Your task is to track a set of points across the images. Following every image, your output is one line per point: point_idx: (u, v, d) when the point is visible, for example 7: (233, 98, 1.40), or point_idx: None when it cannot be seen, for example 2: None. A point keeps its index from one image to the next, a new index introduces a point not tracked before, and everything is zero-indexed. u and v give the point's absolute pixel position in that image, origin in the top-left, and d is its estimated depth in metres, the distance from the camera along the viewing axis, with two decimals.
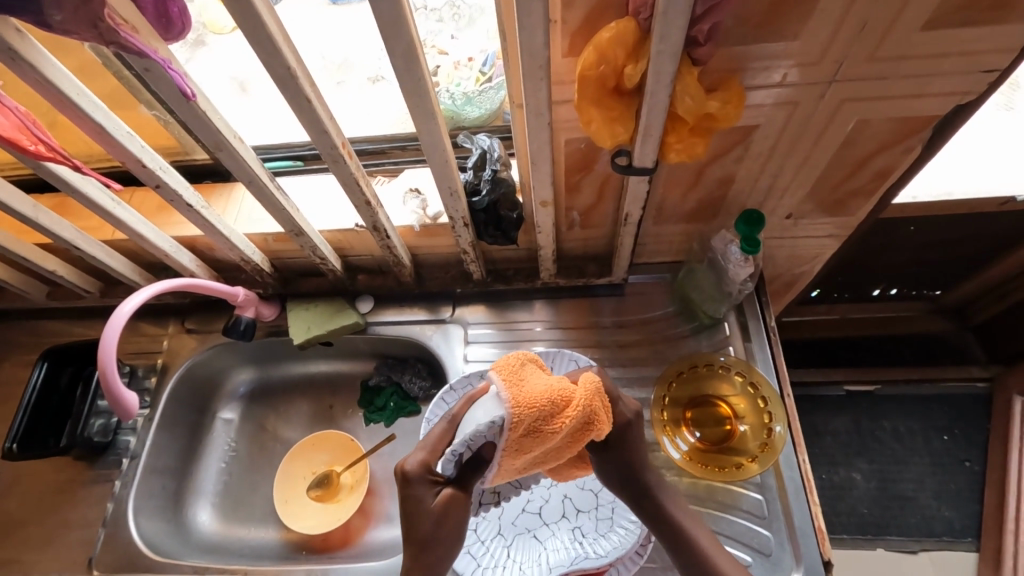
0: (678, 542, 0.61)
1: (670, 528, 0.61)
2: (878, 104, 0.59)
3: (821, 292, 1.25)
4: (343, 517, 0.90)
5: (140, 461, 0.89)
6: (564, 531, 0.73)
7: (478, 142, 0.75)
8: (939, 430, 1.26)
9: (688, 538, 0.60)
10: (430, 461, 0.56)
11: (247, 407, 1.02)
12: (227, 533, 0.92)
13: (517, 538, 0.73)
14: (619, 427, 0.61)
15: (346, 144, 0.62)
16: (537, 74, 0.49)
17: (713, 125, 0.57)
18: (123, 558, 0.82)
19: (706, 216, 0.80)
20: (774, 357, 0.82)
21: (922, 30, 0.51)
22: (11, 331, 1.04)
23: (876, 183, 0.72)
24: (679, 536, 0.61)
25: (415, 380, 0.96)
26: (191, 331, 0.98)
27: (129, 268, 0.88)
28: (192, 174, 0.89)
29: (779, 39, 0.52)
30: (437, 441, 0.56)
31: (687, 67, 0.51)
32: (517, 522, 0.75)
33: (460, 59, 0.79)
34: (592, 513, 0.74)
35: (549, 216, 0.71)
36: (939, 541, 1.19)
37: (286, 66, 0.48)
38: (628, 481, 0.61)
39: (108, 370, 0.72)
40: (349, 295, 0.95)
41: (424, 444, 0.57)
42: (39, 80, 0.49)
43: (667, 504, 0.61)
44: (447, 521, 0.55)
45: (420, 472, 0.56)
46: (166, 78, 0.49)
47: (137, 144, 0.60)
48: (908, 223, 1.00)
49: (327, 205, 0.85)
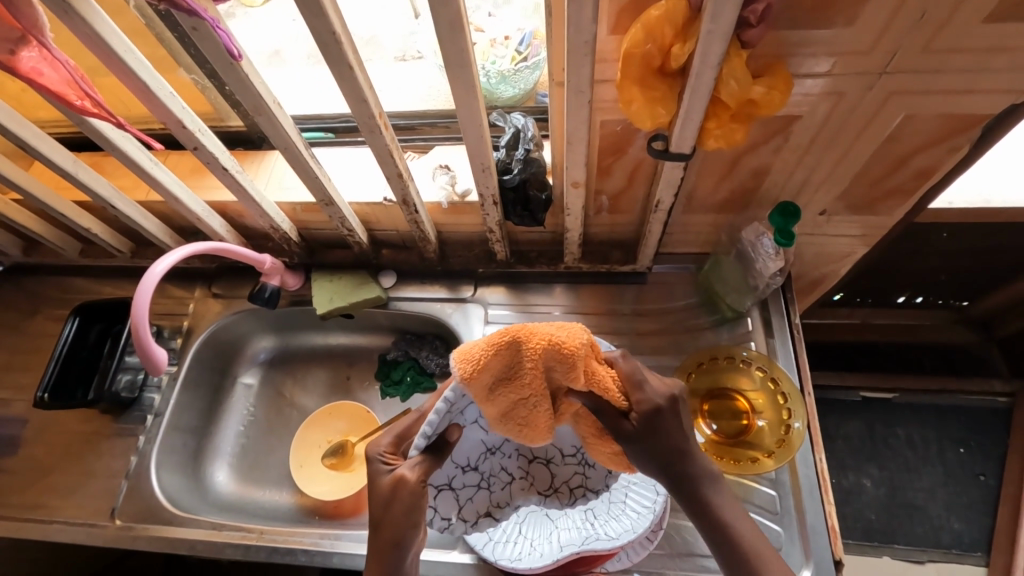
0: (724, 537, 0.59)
1: (710, 520, 0.59)
2: (928, 98, 0.58)
3: (844, 296, 1.24)
4: (358, 485, 0.93)
5: (163, 418, 0.91)
6: (584, 479, 0.75)
7: (512, 121, 0.75)
8: (955, 442, 1.24)
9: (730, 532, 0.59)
10: (395, 446, 0.64)
11: (267, 373, 1.05)
12: (243, 493, 0.95)
13: (536, 496, 0.75)
14: (669, 417, 0.59)
15: (383, 115, 0.62)
16: (582, 51, 0.48)
17: (756, 111, 0.56)
18: (144, 510, 0.84)
19: (738, 208, 0.79)
20: (796, 353, 0.82)
21: (982, 23, 0.49)
22: (44, 284, 1.07)
23: (916, 183, 0.71)
24: (719, 529, 0.59)
25: (432, 357, 0.97)
26: (217, 296, 1.00)
27: (160, 229, 0.89)
28: (227, 140, 0.90)
29: (831, 26, 0.51)
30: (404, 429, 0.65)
31: (735, 49, 0.50)
32: (523, 484, 0.74)
33: (496, 37, 0.77)
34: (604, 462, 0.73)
35: (578, 198, 0.71)
36: (947, 553, 1.18)
37: (332, 31, 0.49)
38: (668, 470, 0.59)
39: (140, 327, 0.74)
40: (372, 268, 0.96)
41: (391, 431, 0.64)
42: (90, 35, 0.49)
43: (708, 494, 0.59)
44: (395, 501, 0.59)
45: (378, 452, 0.63)
46: (213, 37, 0.49)
47: (179, 104, 0.61)
48: (942, 228, 0.98)
49: (358, 178, 0.85)
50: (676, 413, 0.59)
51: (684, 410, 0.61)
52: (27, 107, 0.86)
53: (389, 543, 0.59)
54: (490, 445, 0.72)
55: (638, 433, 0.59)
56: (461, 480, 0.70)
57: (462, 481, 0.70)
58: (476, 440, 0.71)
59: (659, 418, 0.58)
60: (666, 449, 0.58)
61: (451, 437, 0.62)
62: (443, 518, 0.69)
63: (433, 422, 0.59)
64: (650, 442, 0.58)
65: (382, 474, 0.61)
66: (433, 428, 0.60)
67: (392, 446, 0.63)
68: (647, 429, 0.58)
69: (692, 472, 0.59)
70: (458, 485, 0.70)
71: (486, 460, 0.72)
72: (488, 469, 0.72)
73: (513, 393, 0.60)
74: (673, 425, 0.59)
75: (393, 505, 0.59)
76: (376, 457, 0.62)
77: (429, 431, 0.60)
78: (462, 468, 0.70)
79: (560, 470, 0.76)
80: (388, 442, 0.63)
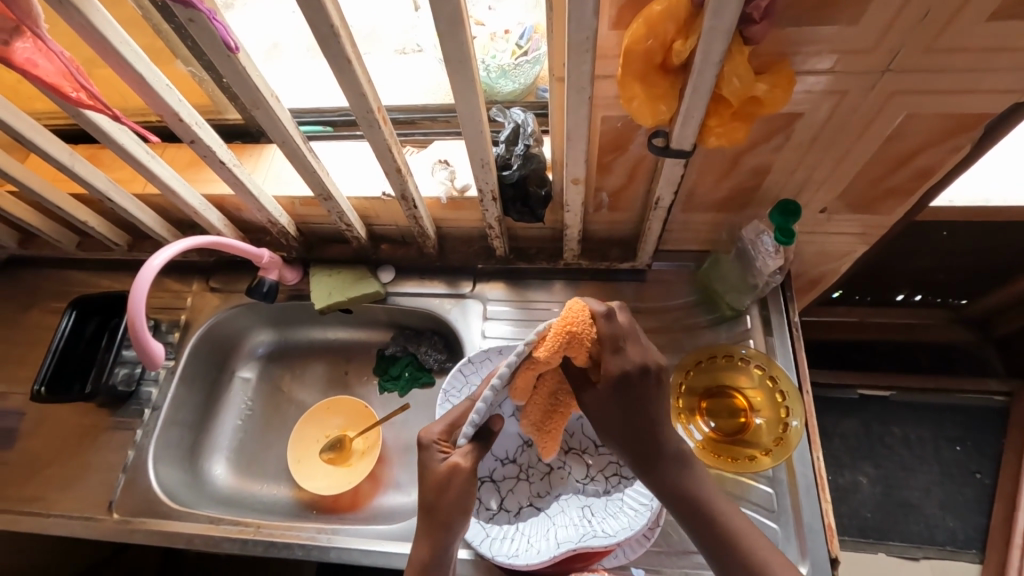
0: (713, 527, 0.58)
1: (703, 514, 0.59)
2: (930, 97, 0.57)
3: (843, 293, 1.24)
4: (356, 479, 0.92)
5: (161, 412, 0.91)
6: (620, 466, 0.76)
7: (512, 116, 0.73)
8: (951, 440, 1.25)
9: (722, 520, 0.59)
10: (446, 433, 0.63)
11: (265, 368, 1.05)
12: (241, 487, 0.95)
13: (573, 485, 0.78)
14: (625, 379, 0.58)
15: (381, 109, 0.61)
16: (583, 46, 0.47)
17: (758, 109, 0.56)
18: (142, 504, 0.84)
19: (737, 206, 0.79)
20: (795, 353, 0.82)
21: (987, 21, 0.49)
22: (41, 277, 1.06)
23: (917, 182, 0.71)
24: (711, 519, 0.58)
25: (431, 352, 0.97)
26: (215, 289, 1.00)
27: (158, 223, 0.89)
28: (225, 133, 0.89)
29: (835, 23, 0.51)
30: (458, 416, 0.64)
31: (737, 46, 0.50)
32: (562, 473, 0.78)
33: (497, 31, 0.76)
34: None
35: (578, 194, 0.71)
36: (942, 550, 1.19)
37: (330, 25, 0.48)
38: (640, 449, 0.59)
39: (137, 322, 0.74)
40: (371, 263, 0.96)
41: (444, 419, 0.64)
42: (84, 25, 0.49)
43: (690, 478, 0.59)
44: (451, 485, 0.59)
45: (431, 439, 0.62)
46: (209, 29, 0.49)
47: (175, 97, 0.60)
48: (941, 227, 0.97)
49: (357, 172, 0.85)
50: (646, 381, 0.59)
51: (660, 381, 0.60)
52: (23, 98, 0.85)
53: (440, 526, 0.59)
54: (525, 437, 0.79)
55: (598, 401, 0.60)
56: (501, 472, 0.78)
57: (502, 473, 0.78)
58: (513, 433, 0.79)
59: (627, 385, 0.58)
60: (627, 417, 0.59)
61: (494, 427, 0.63)
62: (488, 509, 0.75)
63: (480, 412, 0.56)
64: (611, 409, 0.59)
65: (434, 460, 0.61)
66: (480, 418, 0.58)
67: (443, 433, 0.63)
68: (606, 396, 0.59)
69: (662, 455, 0.59)
70: (498, 477, 0.78)
71: (523, 453, 0.79)
72: (525, 461, 0.79)
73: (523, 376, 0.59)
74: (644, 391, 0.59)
75: (449, 490, 0.59)
76: (429, 444, 0.62)
77: (477, 421, 0.58)
78: (500, 460, 0.78)
79: (594, 459, 0.78)
80: (442, 429, 0.62)
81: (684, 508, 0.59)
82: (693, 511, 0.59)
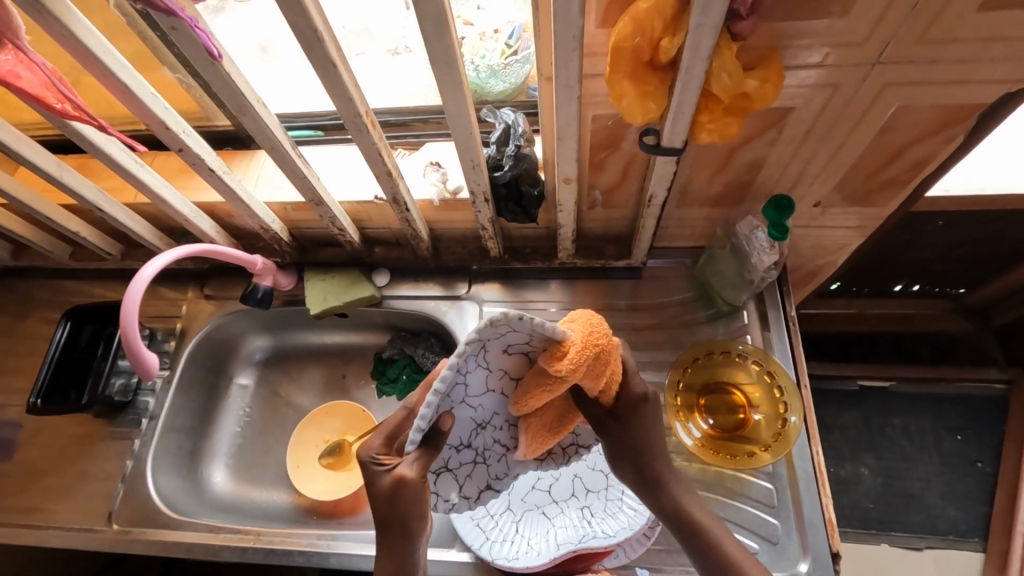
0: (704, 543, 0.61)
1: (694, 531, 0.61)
2: (922, 88, 0.57)
3: (841, 285, 1.23)
4: (356, 484, 0.93)
5: (158, 421, 0.90)
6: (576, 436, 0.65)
7: (503, 117, 0.73)
8: (952, 430, 1.25)
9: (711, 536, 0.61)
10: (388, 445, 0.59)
11: (262, 374, 1.04)
12: (241, 494, 0.95)
13: (532, 462, 0.62)
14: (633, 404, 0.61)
15: (370, 113, 0.61)
16: (571, 45, 0.47)
17: (749, 104, 0.55)
18: (141, 514, 0.84)
19: (732, 200, 0.78)
20: (792, 348, 0.82)
21: (978, 11, 0.48)
22: (34, 288, 1.06)
23: (913, 174, 0.70)
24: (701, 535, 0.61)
25: (428, 355, 0.96)
26: (209, 297, 0.99)
27: (149, 231, 0.88)
28: (215, 139, 0.89)
29: (825, 17, 0.50)
30: (397, 427, 0.60)
31: (726, 41, 0.49)
32: None
33: (486, 30, 0.75)
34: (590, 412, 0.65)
35: (571, 193, 0.70)
36: (944, 539, 1.19)
37: (314, 29, 0.48)
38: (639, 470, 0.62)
39: (130, 333, 0.74)
40: (365, 267, 0.95)
41: (383, 432, 0.60)
42: (66, 37, 0.48)
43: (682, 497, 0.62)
44: (400, 498, 0.55)
45: (369, 455, 0.59)
46: (192, 37, 0.48)
47: (161, 105, 0.59)
48: (938, 217, 0.97)
49: (350, 176, 0.85)
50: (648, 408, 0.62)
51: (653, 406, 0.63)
52: (10, 109, 0.85)
53: (402, 534, 0.58)
54: (478, 420, 0.55)
55: (617, 431, 0.60)
56: (456, 459, 0.57)
57: (458, 460, 0.57)
58: (465, 419, 0.55)
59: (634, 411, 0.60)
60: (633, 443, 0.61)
61: (443, 427, 0.51)
62: (447, 500, 0.59)
63: (428, 418, 0.46)
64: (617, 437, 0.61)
65: (379, 475, 0.57)
66: (428, 420, 0.47)
67: (384, 448, 0.59)
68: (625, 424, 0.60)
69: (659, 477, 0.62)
70: (454, 465, 0.57)
71: (479, 436, 0.56)
72: (482, 444, 0.57)
73: (535, 398, 0.52)
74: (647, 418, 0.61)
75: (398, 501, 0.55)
76: (369, 461, 0.58)
77: (425, 425, 0.48)
78: (453, 447, 0.56)
79: None
80: (380, 443, 0.59)
81: (676, 522, 0.61)
82: (683, 524, 0.61)
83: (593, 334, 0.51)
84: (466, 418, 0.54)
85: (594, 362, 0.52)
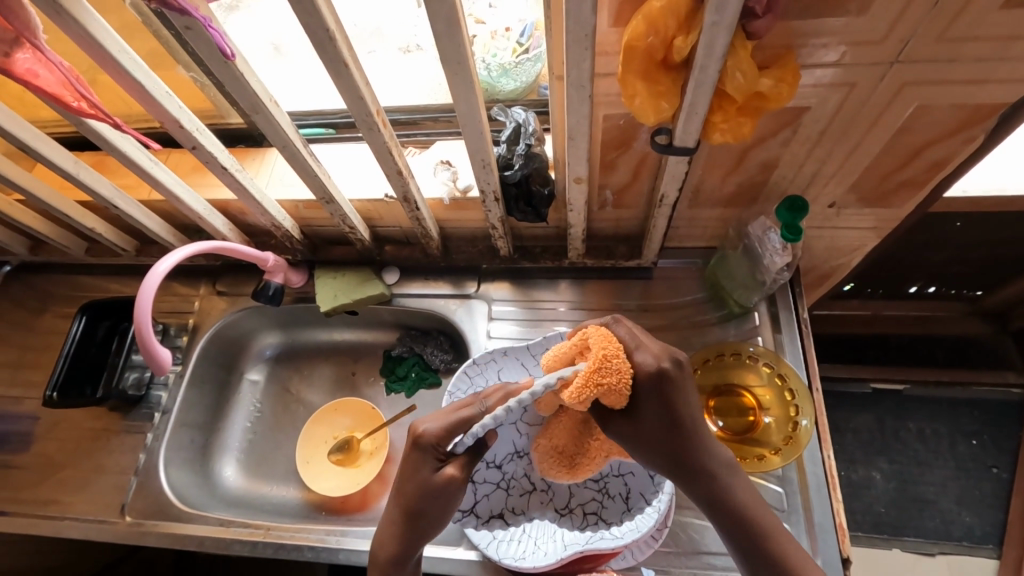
0: (750, 530, 0.57)
1: (738, 517, 0.57)
2: (942, 88, 0.56)
3: (854, 287, 1.21)
4: (364, 480, 0.92)
5: (170, 416, 0.92)
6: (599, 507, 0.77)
7: (513, 115, 0.72)
8: (967, 434, 1.23)
9: (755, 520, 0.57)
10: (443, 437, 0.60)
11: (273, 370, 1.05)
12: (251, 489, 0.96)
13: (549, 512, 0.77)
14: (653, 382, 0.56)
15: (381, 112, 0.61)
16: (583, 44, 0.47)
17: (764, 104, 0.55)
18: (154, 506, 0.85)
19: (746, 200, 0.77)
20: (804, 351, 0.81)
21: (1000, 9, 0.47)
22: (51, 282, 1.08)
23: (931, 174, 0.69)
24: (746, 520, 0.57)
25: (437, 353, 0.97)
26: (222, 293, 1.00)
27: (162, 227, 0.89)
28: (227, 137, 0.90)
29: (843, 15, 0.49)
30: (457, 422, 0.60)
31: (740, 40, 0.48)
32: (543, 498, 0.78)
33: (497, 28, 0.75)
34: (622, 495, 0.77)
35: (581, 193, 0.70)
36: (958, 546, 1.17)
37: (326, 29, 0.48)
38: (671, 460, 0.57)
39: (143, 328, 0.75)
40: (375, 265, 0.96)
41: (444, 419, 0.61)
42: (83, 36, 0.49)
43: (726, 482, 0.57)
44: (443, 497, 0.59)
45: (431, 442, 0.60)
46: (205, 36, 0.48)
47: (175, 104, 0.60)
48: (955, 218, 0.96)
49: (360, 175, 0.85)
50: (674, 380, 0.56)
51: (679, 381, 0.57)
52: (27, 107, 0.86)
53: (418, 530, 0.60)
54: (517, 448, 0.80)
55: (632, 423, 0.57)
56: (485, 474, 0.77)
57: (486, 476, 0.77)
58: (508, 441, 0.80)
59: (660, 387, 0.56)
60: (661, 423, 0.56)
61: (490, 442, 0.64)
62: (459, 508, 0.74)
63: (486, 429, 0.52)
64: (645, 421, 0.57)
65: (430, 466, 0.60)
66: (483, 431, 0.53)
67: (440, 437, 0.60)
68: (641, 416, 0.57)
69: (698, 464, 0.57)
70: (479, 478, 0.77)
71: (511, 462, 0.79)
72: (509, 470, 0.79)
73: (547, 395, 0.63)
74: (674, 396, 0.56)
75: (439, 500, 0.59)
76: (428, 448, 0.60)
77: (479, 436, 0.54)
78: (487, 461, 0.78)
79: (577, 493, 0.78)
80: (442, 435, 0.60)
81: (720, 509, 0.57)
82: (724, 511, 0.57)
83: (604, 370, 0.55)
84: (509, 435, 0.79)
85: (602, 397, 0.56)
